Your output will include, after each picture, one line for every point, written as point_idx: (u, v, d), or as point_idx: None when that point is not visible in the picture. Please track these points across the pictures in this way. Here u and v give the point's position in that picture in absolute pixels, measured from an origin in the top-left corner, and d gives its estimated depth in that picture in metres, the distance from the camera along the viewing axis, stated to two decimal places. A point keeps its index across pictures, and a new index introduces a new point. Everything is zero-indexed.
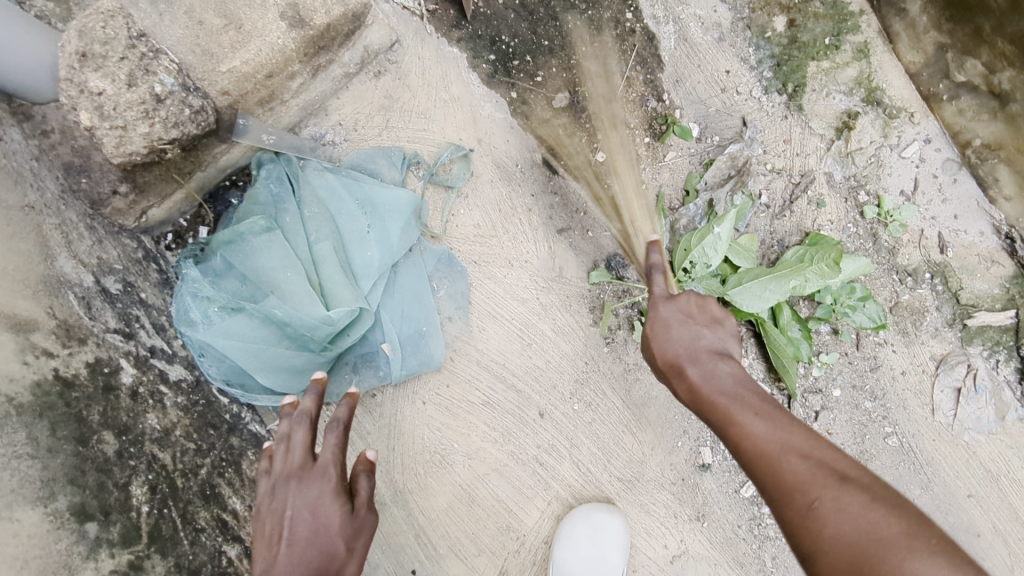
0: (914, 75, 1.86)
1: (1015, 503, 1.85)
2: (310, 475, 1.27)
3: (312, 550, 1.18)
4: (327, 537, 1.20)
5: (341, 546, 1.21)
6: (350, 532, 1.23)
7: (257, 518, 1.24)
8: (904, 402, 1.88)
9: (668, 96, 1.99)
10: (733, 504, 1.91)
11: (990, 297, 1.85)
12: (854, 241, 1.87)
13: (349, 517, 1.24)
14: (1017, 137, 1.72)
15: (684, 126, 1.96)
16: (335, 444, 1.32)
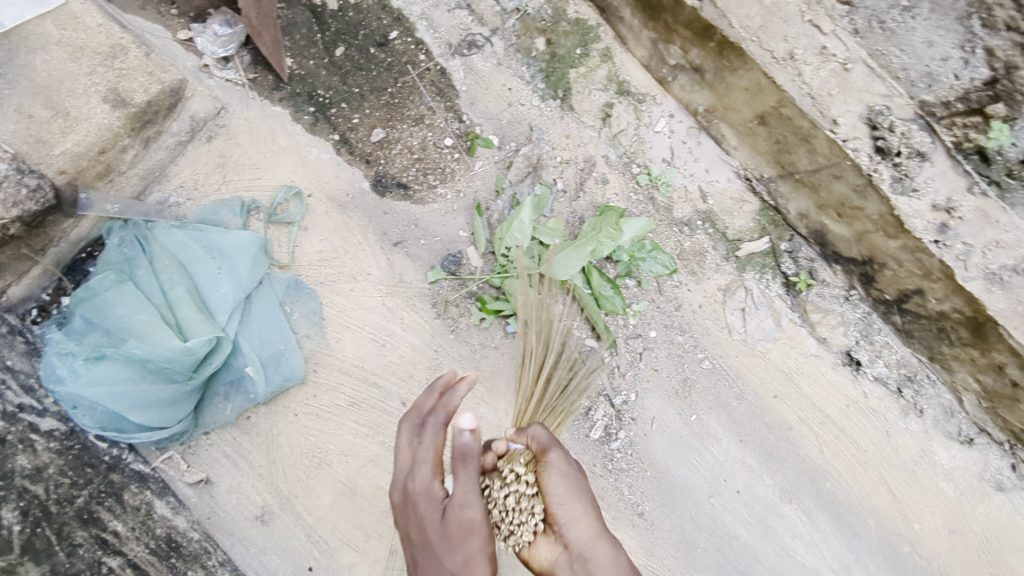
0: (647, 66, 2.29)
1: (811, 394, 2.22)
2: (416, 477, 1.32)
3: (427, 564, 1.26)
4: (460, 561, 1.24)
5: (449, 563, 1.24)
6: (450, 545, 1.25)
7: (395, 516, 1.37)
8: (708, 329, 2.25)
9: (467, 118, 2.35)
10: (586, 446, 2.21)
11: (749, 230, 2.23)
12: (638, 205, 2.25)
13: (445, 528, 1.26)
14: (720, 99, 2.14)
15: (485, 138, 2.32)
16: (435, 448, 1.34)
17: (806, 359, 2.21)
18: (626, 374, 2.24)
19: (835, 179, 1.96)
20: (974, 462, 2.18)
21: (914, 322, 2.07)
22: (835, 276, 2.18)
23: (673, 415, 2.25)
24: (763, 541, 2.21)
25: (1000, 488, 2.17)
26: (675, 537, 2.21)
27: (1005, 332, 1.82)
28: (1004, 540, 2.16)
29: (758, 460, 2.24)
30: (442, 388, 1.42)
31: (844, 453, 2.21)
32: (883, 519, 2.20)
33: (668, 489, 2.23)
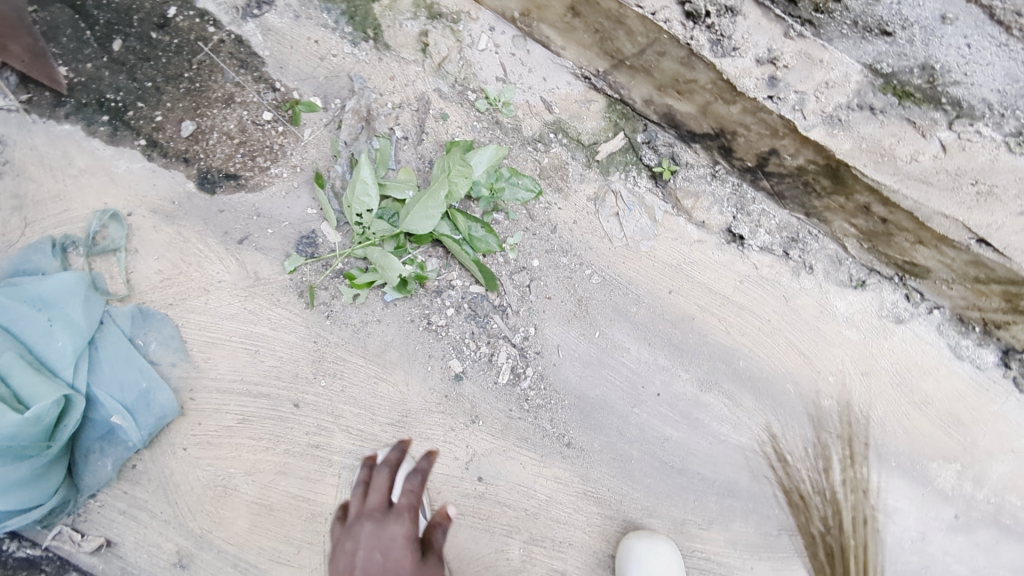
0: None
1: (705, 280, 2.17)
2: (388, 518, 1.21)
3: None
4: (376, 547, 1.17)
5: None
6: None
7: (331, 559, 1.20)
8: (589, 244, 2.16)
9: (281, 84, 2.11)
10: (498, 394, 2.12)
11: (603, 131, 2.13)
12: (484, 134, 2.12)
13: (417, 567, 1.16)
14: None
15: (307, 101, 2.09)
16: None
17: (691, 247, 2.16)
18: (519, 310, 2.14)
19: (661, 56, 1.92)
20: (871, 302, 2.19)
21: (780, 183, 2.03)
22: (698, 155, 2.11)
23: (577, 338, 2.17)
24: (694, 434, 2.20)
25: (900, 321, 2.20)
26: (608, 457, 2.17)
27: (857, 172, 1.84)
28: (912, 367, 2.22)
29: (671, 358, 2.20)
30: None
31: (749, 329, 2.19)
32: (800, 380, 2.22)
33: (590, 413, 2.17)
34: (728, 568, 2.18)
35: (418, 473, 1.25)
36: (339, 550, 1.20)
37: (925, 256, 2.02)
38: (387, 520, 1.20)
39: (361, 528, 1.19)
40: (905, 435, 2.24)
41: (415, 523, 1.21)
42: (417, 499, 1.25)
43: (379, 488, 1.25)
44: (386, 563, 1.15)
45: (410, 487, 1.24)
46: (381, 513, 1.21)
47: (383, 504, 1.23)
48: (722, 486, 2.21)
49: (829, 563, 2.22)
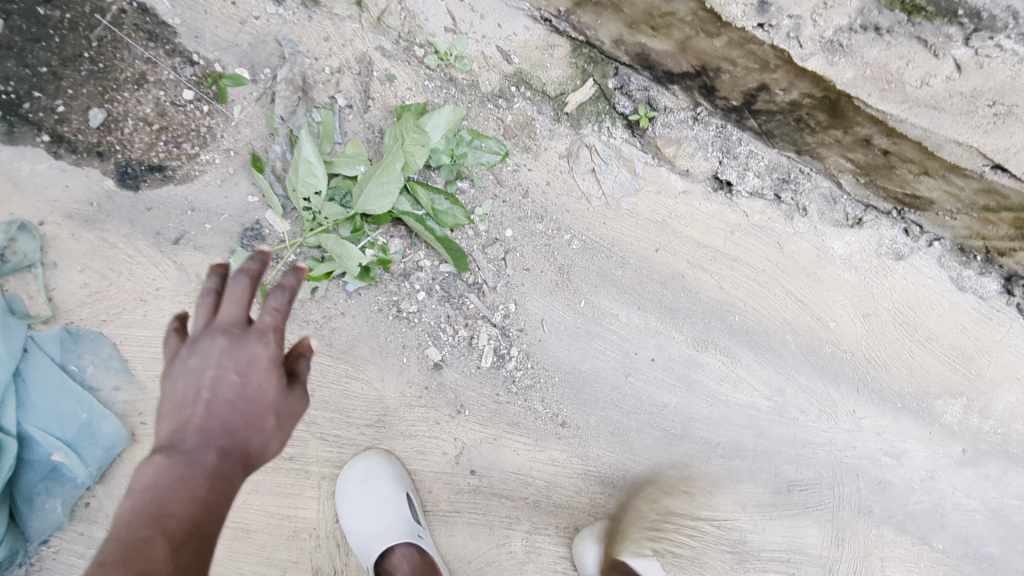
0: None
1: (694, 233, 2.01)
2: (244, 337, 1.04)
3: (237, 415, 1.00)
4: (231, 365, 1.02)
5: (269, 422, 1.02)
6: (283, 409, 1.05)
7: (168, 377, 1.03)
8: (565, 207, 1.96)
9: (198, 56, 1.83)
10: (482, 379, 1.96)
11: (569, 79, 1.92)
12: (438, 94, 1.89)
13: (284, 393, 1.05)
14: None
15: (231, 74, 1.83)
16: (276, 307, 1.08)
17: (676, 199, 1.98)
18: (497, 287, 1.96)
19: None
20: (868, 241, 2.06)
21: (770, 121, 1.83)
22: (676, 98, 1.90)
23: (562, 309, 2.00)
24: (693, 398, 2.08)
25: (899, 257, 2.07)
26: (605, 432, 2.03)
27: (860, 103, 1.61)
28: (913, 304, 2.11)
29: (663, 321, 2.04)
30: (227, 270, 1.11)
31: (743, 281, 2.05)
32: (800, 330, 2.09)
33: (582, 388, 2.02)
34: (739, 532, 2.09)
35: (286, 290, 1.09)
36: (178, 365, 1.03)
37: (930, 187, 1.82)
38: (246, 339, 1.04)
39: (212, 344, 1.03)
40: (910, 374, 2.14)
41: (279, 343, 1.06)
42: (284, 318, 1.09)
43: (237, 301, 1.06)
44: (246, 390, 1.02)
45: (274, 306, 1.08)
46: (239, 331, 1.04)
47: (239, 320, 1.05)
48: (727, 448, 2.10)
49: (839, 513, 2.15)
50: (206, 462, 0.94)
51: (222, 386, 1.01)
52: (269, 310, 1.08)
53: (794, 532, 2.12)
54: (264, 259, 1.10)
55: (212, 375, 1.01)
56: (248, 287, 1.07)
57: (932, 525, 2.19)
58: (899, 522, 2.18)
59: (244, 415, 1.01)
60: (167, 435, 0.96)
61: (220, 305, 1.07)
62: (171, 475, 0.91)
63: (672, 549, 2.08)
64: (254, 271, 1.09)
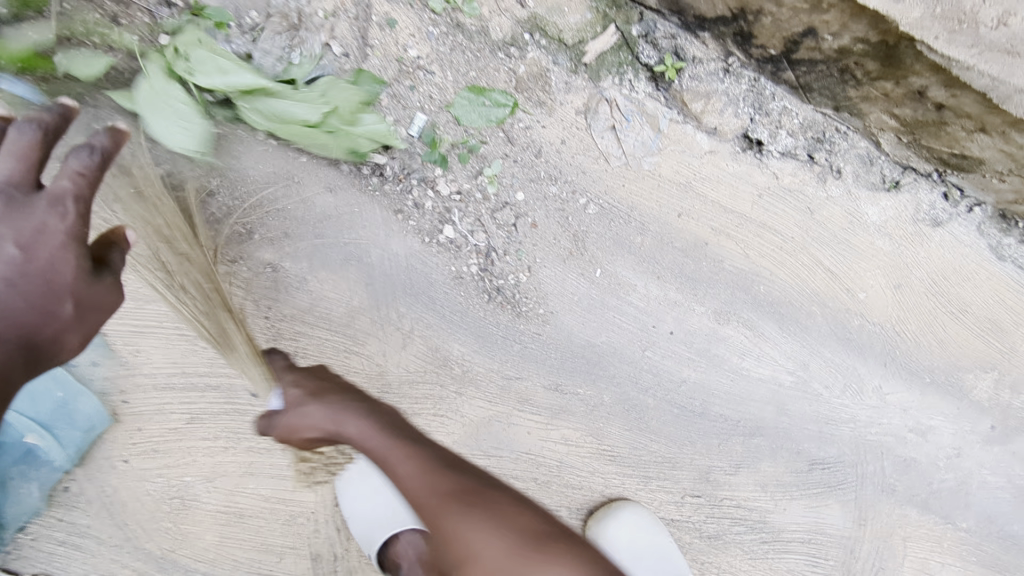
0: None
1: (719, 197, 1.86)
2: (28, 204, 1.06)
3: (21, 297, 1.05)
4: (11, 237, 1.04)
5: (65, 307, 1.09)
6: (82, 294, 1.11)
7: None
8: (582, 168, 1.81)
9: None
10: (490, 354, 1.84)
11: (590, 25, 1.72)
12: (443, 41, 1.71)
13: (82, 274, 1.11)
14: None
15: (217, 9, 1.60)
16: (76, 171, 1.09)
17: (702, 160, 1.83)
18: (507, 255, 1.81)
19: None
20: (905, 206, 1.92)
21: (809, 73, 1.68)
22: (707, 47, 1.73)
23: (577, 279, 1.86)
24: (713, 373, 1.96)
25: (937, 224, 1.94)
26: (621, 409, 1.92)
27: (923, 47, 1.45)
28: (948, 274, 1.98)
29: (683, 291, 1.91)
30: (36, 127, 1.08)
31: (770, 249, 1.91)
32: (828, 301, 1.96)
33: (597, 363, 1.89)
34: (758, 513, 2.00)
35: (91, 155, 1.10)
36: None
37: (982, 146, 1.65)
38: (34, 209, 1.06)
39: None
40: (940, 348, 2.03)
41: (70, 216, 1.09)
42: (88, 187, 1.11)
43: (24, 165, 1.07)
44: (26, 264, 1.05)
45: (77, 170, 1.10)
46: (21, 197, 1.06)
47: (26, 184, 1.07)
48: (748, 426, 1.99)
49: (862, 493, 2.06)
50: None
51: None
52: (70, 172, 1.09)
53: (815, 512, 2.03)
54: (69, 114, 1.14)
55: None
56: (33, 145, 1.08)
57: (956, 504, 2.11)
58: (922, 501, 2.09)
59: (27, 293, 1.05)
60: None
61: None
62: None
63: (689, 531, 1.98)
64: (47, 129, 1.10)
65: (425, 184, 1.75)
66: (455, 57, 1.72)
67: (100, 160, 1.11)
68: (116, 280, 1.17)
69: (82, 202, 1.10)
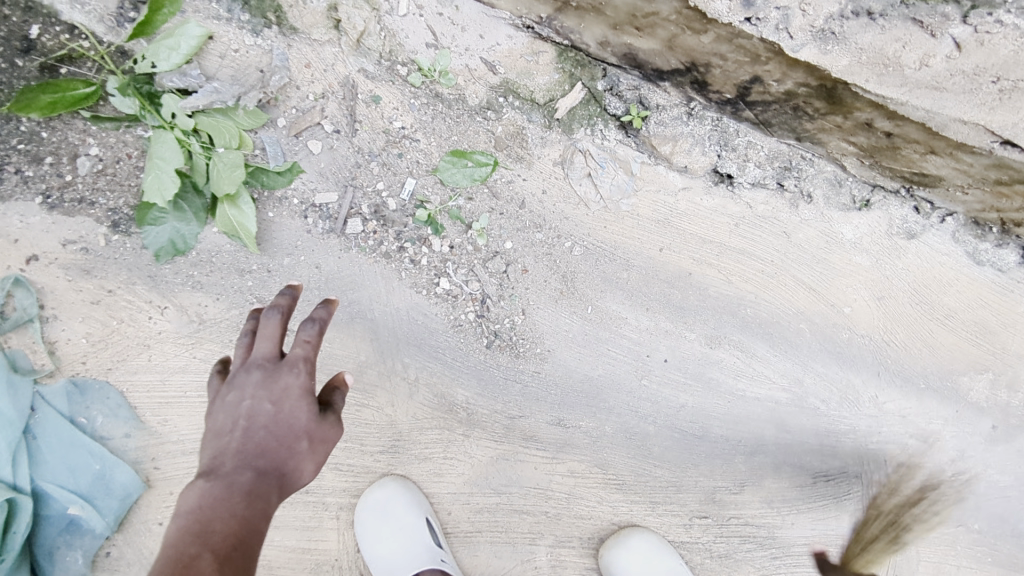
0: None
1: (697, 230, 1.96)
2: (277, 369, 1.17)
3: (273, 438, 1.13)
4: (266, 395, 1.15)
5: (301, 444, 1.15)
6: (314, 432, 1.17)
7: (210, 415, 1.16)
8: (564, 214, 1.93)
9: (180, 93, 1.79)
10: (492, 396, 1.94)
11: (558, 84, 1.86)
12: (425, 111, 1.85)
13: (315, 418, 1.18)
14: None
15: (243, 107, 1.75)
16: (306, 339, 1.20)
17: (676, 197, 1.94)
18: (502, 302, 1.93)
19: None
20: (878, 222, 2.00)
21: (766, 111, 1.80)
22: (669, 95, 1.84)
23: (570, 318, 1.96)
24: (709, 396, 2.03)
25: (911, 236, 2.02)
26: (623, 438, 2.00)
27: (857, 89, 1.64)
28: (929, 282, 2.05)
29: (673, 320, 2.00)
30: (282, 310, 1.23)
31: (752, 274, 2.00)
32: (814, 318, 2.04)
33: (596, 395, 1.99)
34: (767, 529, 2.06)
35: (314, 324, 1.21)
36: (219, 401, 1.17)
37: (938, 165, 1.80)
38: (279, 371, 1.17)
39: (248, 376, 1.17)
40: (931, 354, 2.08)
41: (304, 373, 1.19)
42: (314, 349, 1.21)
43: (272, 338, 1.21)
44: (278, 415, 1.14)
45: (306, 337, 1.20)
46: (272, 363, 1.18)
47: (274, 355, 1.20)
48: (749, 444, 2.06)
49: (869, 502, 2.10)
50: (242, 482, 1.06)
51: (257, 411, 1.14)
52: (300, 340, 1.20)
53: (823, 524, 2.08)
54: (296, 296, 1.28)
55: (250, 404, 1.14)
56: (278, 324, 1.22)
57: (965, 506, 2.13)
58: (931, 506, 2.13)
59: (278, 437, 1.14)
60: (205, 465, 1.09)
61: (256, 342, 1.22)
62: (209, 496, 1.02)
63: (699, 551, 2.05)
64: (284, 309, 1.24)
65: (418, 243, 1.88)
66: (437, 124, 1.86)
67: (320, 327, 1.22)
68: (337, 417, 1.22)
69: (310, 362, 1.20)
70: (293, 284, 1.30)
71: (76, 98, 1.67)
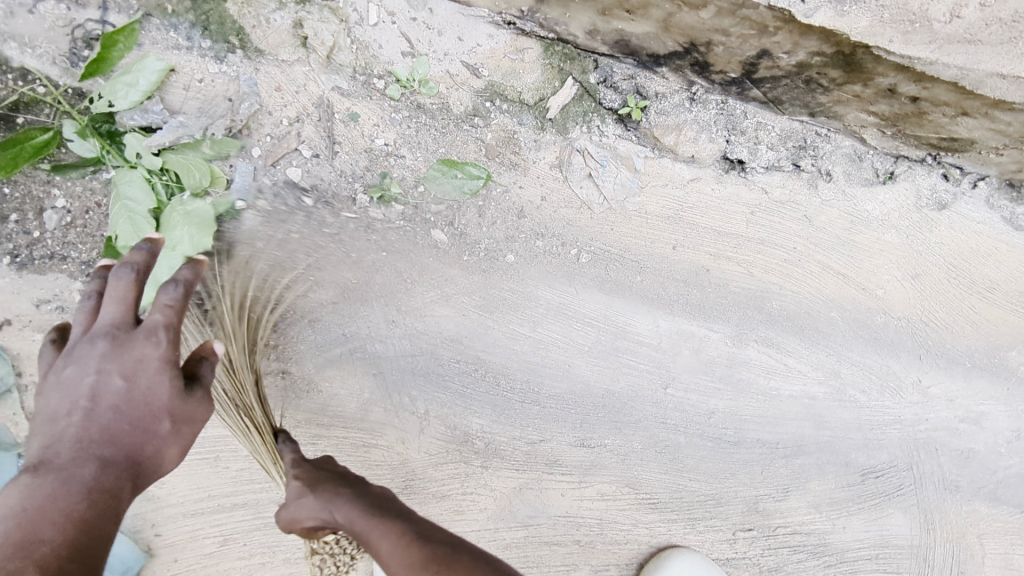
0: None
1: (710, 223, 1.83)
2: (130, 339, 1.02)
3: (125, 421, 1.00)
4: (117, 370, 1.01)
5: (162, 425, 1.04)
6: (177, 411, 1.05)
7: (46, 393, 1.02)
8: (567, 220, 1.79)
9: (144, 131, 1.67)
10: (509, 422, 1.81)
11: (547, 81, 1.73)
12: (407, 124, 1.72)
13: (177, 395, 1.06)
14: None
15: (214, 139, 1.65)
16: (166, 303, 1.04)
17: (685, 190, 1.80)
18: (509, 320, 1.80)
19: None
20: (904, 195, 1.86)
21: (776, 88, 1.65)
22: (667, 81, 1.72)
23: (583, 330, 1.83)
24: (741, 398, 1.89)
25: (942, 206, 1.87)
26: (652, 453, 1.86)
27: (880, 52, 1.46)
28: (966, 254, 1.90)
29: (694, 322, 1.86)
30: (138, 267, 1.04)
31: (774, 264, 1.86)
32: (846, 304, 1.89)
33: (620, 410, 1.85)
34: (817, 536, 1.91)
35: (178, 287, 1.05)
36: (57, 376, 1.03)
37: (970, 127, 1.64)
38: (133, 342, 1.02)
39: (94, 348, 1.02)
40: (975, 331, 1.93)
41: (166, 344, 1.04)
42: (178, 316, 1.06)
43: (122, 300, 1.03)
44: (131, 393, 1.01)
45: (167, 302, 1.04)
46: (123, 333, 1.02)
47: (125, 321, 1.03)
48: (789, 446, 1.91)
49: (924, 495, 1.95)
50: (86, 476, 0.94)
51: (105, 389, 1.00)
52: (160, 305, 1.04)
53: (876, 525, 1.93)
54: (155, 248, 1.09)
55: (95, 381, 1.00)
56: (131, 284, 1.04)
57: None
58: (991, 494, 1.97)
59: (131, 419, 1.01)
60: (39, 453, 0.96)
61: (103, 306, 1.05)
62: (41, 495, 0.88)
63: (747, 567, 1.90)
64: (140, 265, 1.05)
65: (413, 267, 1.76)
66: (422, 138, 1.73)
67: (185, 289, 1.06)
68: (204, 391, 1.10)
69: (174, 329, 1.05)
70: (153, 237, 1.10)
71: (37, 147, 1.50)
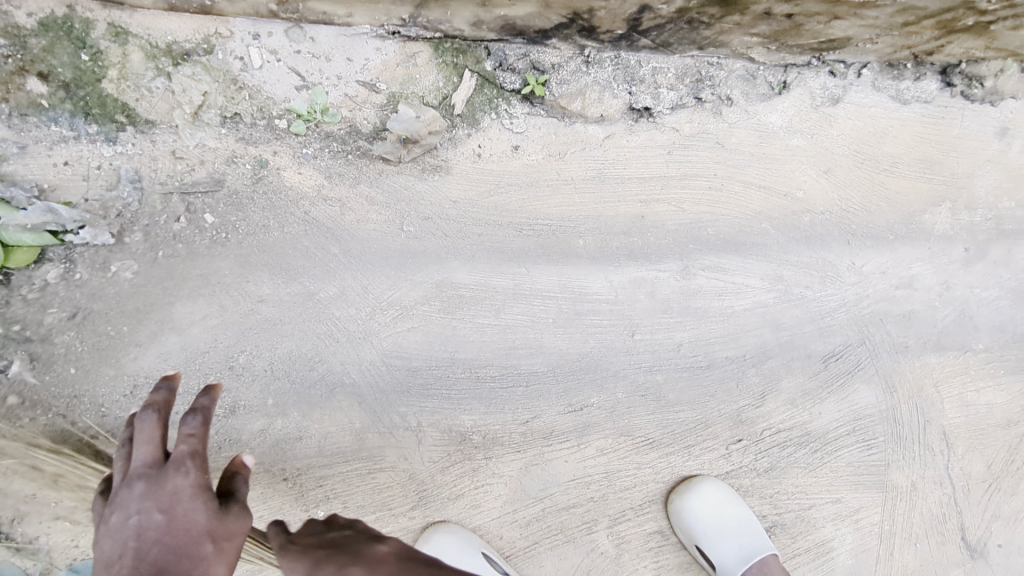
0: (170, 8, 1.57)
1: (633, 172, 1.90)
2: (162, 473, 0.99)
3: (171, 553, 0.91)
4: (155, 506, 0.96)
5: (207, 549, 0.94)
6: (220, 532, 0.97)
7: (93, 548, 0.94)
8: (500, 207, 1.83)
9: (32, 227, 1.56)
10: (497, 410, 1.87)
11: (444, 80, 1.74)
12: (323, 157, 1.71)
13: (215, 515, 0.98)
14: None
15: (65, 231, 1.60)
16: (191, 429, 1.05)
17: (602, 148, 1.86)
18: (471, 316, 1.84)
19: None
20: (801, 99, 1.97)
21: (662, 33, 1.74)
22: (559, 50, 1.77)
23: (544, 304, 1.89)
24: (703, 325, 2.00)
25: (836, 100, 1.99)
26: (636, 397, 1.97)
27: None
28: (866, 137, 2.03)
29: (642, 267, 1.94)
30: (160, 405, 1.08)
31: (700, 195, 1.95)
32: (774, 213, 2.01)
33: (596, 368, 1.93)
34: (800, 428, 2.07)
35: (198, 412, 1.06)
36: (102, 530, 0.95)
37: (844, 28, 1.77)
38: (164, 476, 0.99)
39: (130, 492, 0.97)
40: (890, 204, 2.08)
41: (198, 468, 1.02)
42: (201, 442, 1.05)
43: (149, 438, 1.03)
44: (173, 523, 0.94)
45: (191, 430, 1.05)
46: (154, 469, 1.00)
47: (155, 459, 1.01)
48: (755, 354, 2.04)
49: (880, 363, 2.12)
50: None
51: (147, 525, 0.93)
52: (184, 434, 1.04)
53: (848, 402, 2.10)
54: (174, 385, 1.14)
55: (137, 519, 0.94)
56: (155, 421, 1.05)
57: (968, 330, 2.16)
58: (937, 344, 2.15)
59: (177, 547, 0.92)
60: None
61: (134, 450, 1.03)
62: None
63: (747, 474, 2.05)
64: (159, 403, 1.07)
65: (367, 292, 1.78)
66: (340, 165, 1.72)
67: (206, 413, 1.08)
68: (245, 508, 1.03)
69: (200, 455, 1.04)
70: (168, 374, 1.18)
71: None
